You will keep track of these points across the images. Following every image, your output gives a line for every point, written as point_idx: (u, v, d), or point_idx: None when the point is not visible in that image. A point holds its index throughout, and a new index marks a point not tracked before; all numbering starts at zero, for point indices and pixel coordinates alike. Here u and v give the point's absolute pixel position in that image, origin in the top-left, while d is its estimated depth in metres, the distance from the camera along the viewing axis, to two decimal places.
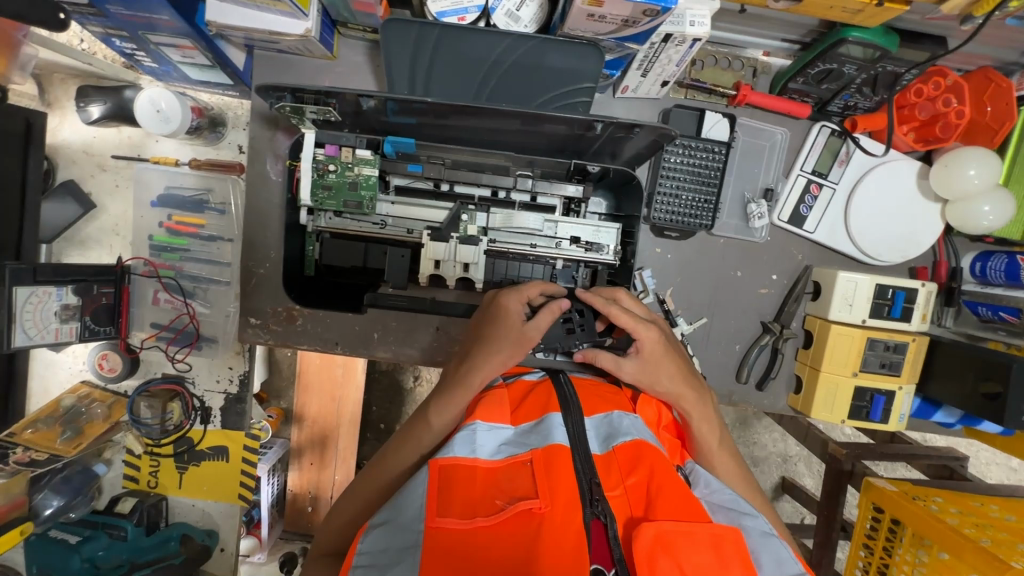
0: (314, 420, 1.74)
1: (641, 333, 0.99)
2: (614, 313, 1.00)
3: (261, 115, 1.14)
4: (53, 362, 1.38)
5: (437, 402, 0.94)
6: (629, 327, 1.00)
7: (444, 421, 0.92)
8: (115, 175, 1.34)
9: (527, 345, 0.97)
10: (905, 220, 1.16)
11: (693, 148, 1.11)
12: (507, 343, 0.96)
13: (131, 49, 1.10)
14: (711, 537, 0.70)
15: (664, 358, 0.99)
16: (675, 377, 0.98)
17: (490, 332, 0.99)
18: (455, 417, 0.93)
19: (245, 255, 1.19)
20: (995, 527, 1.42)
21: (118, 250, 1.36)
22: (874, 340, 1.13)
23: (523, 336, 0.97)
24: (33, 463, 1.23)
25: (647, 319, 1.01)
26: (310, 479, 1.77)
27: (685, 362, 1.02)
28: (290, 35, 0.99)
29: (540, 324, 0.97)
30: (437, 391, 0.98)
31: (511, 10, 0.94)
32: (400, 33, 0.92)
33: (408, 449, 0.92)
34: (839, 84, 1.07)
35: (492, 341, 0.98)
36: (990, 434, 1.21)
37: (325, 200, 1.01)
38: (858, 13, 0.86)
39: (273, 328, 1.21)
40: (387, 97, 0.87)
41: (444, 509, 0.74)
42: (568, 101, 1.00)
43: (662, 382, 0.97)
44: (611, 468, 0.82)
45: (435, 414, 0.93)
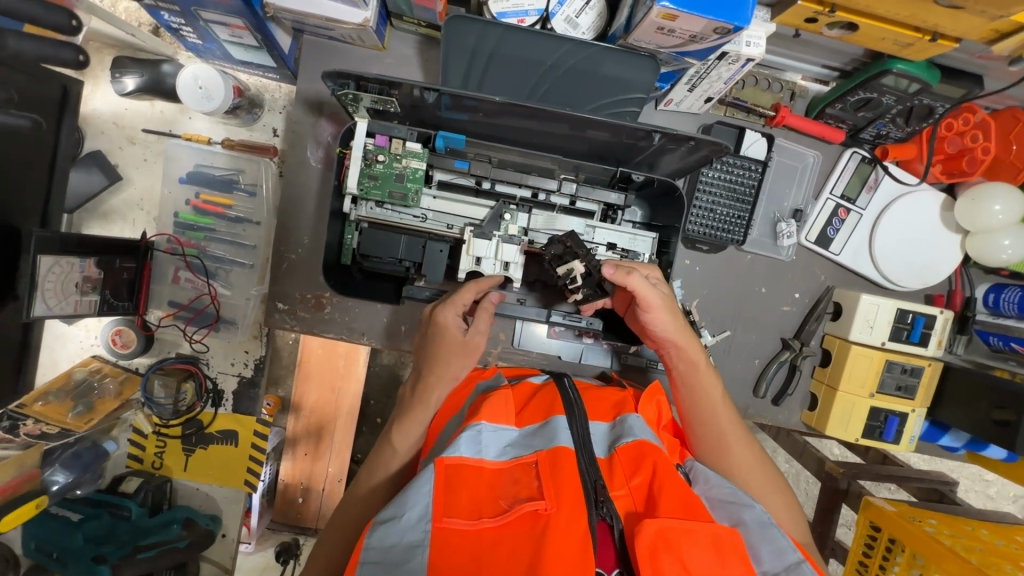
0: (312, 411, 1.50)
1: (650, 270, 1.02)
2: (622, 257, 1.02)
3: (305, 100, 1.14)
4: (63, 334, 1.35)
5: (396, 425, 0.99)
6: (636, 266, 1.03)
7: (406, 441, 0.97)
8: (145, 149, 1.32)
9: (475, 352, 1.01)
10: (927, 249, 1.20)
11: (731, 164, 1.14)
12: (453, 357, 0.99)
13: (178, 24, 1.09)
14: (711, 537, 0.75)
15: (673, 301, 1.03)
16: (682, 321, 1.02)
17: (431, 354, 1.00)
18: (418, 435, 0.98)
19: (278, 239, 1.18)
20: (986, 550, 1.47)
21: (141, 225, 1.34)
22: (892, 362, 1.17)
23: (467, 344, 1.01)
24: (43, 436, 1.19)
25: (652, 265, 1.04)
26: (303, 469, 1.52)
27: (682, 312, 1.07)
28: (348, 23, 1.00)
29: (481, 328, 1.00)
30: (398, 411, 1.02)
31: (570, 16, 0.96)
32: (462, 30, 0.92)
33: (379, 476, 0.96)
34: (875, 113, 1.10)
35: (436, 358, 1.00)
36: (992, 459, 1.26)
37: (370, 189, 1.01)
38: (908, 47, 0.89)
39: (300, 314, 1.20)
40: (448, 92, 0.88)
41: (451, 509, 0.80)
42: (617, 109, 1.03)
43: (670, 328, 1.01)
44: (616, 469, 0.89)
45: (398, 436, 0.97)
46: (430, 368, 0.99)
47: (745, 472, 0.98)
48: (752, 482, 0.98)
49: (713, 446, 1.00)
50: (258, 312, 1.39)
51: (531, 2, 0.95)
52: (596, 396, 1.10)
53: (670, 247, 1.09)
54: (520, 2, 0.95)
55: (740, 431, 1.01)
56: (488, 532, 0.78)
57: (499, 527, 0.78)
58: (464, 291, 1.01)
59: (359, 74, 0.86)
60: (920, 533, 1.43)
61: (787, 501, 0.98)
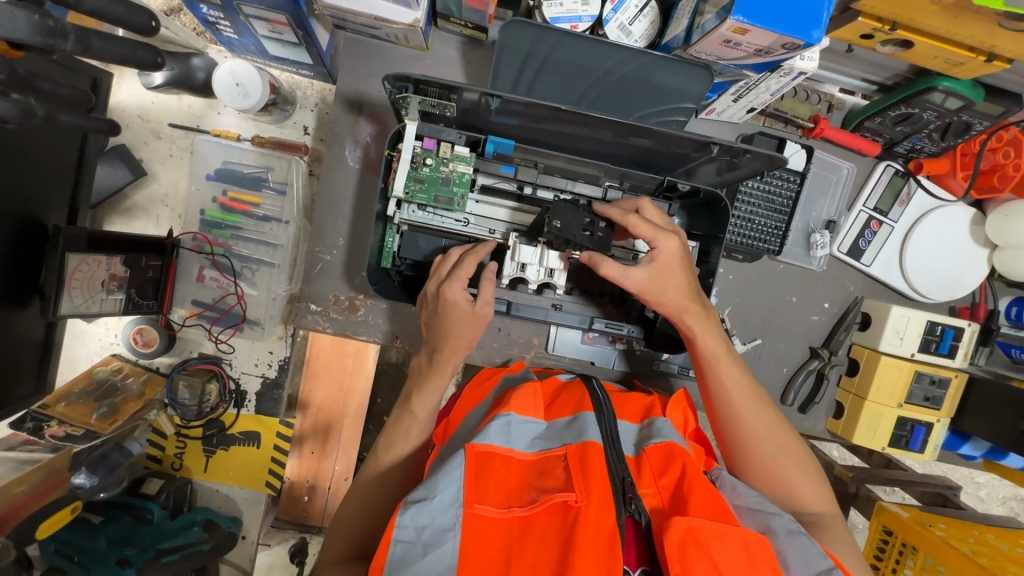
0: (319, 408, 1.38)
1: (660, 242, 0.93)
2: (634, 221, 0.93)
3: (345, 99, 1.13)
4: (83, 333, 1.32)
5: (415, 393, 1.01)
6: (646, 236, 0.94)
7: (425, 407, 1.00)
8: (171, 144, 1.29)
9: (484, 323, 0.99)
10: (956, 262, 1.22)
11: (769, 175, 1.15)
12: (464, 327, 0.97)
13: (216, 18, 1.07)
14: (742, 541, 0.75)
15: (678, 268, 0.95)
16: (682, 289, 0.96)
17: (440, 325, 0.99)
18: (435, 400, 1.00)
19: (313, 240, 1.16)
20: (998, 553, 1.50)
21: (166, 222, 1.31)
22: (921, 373, 1.19)
23: (476, 316, 0.97)
24: (68, 438, 1.17)
25: (667, 229, 0.96)
26: (308, 467, 1.40)
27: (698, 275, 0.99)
28: (398, 23, 0.99)
29: (489, 299, 0.97)
30: (416, 378, 1.04)
31: (624, 23, 0.96)
32: (518, 35, 0.92)
33: (400, 443, 0.99)
34: (913, 127, 1.12)
35: (445, 331, 0.98)
36: (1009, 468, 1.28)
37: (416, 193, 0.98)
38: (959, 65, 0.90)
39: (333, 316, 1.19)
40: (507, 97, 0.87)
41: (482, 497, 0.82)
42: (662, 119, 1.02)
43: (668, 293, 0.96)
44: (645, 468, 0.90)
45: (418, 403, 1.00)
46: (439, 337, 0.99)
47: (749, 445, 0.97)
48: (757, 456, 0.96)
49: (721, 412, 1.00)
50: (284, 312, 1.36)
51: (586, 7, 0.94)
52: (624, 399, 1.12)
53: (712, 258, 1.07)
54: (575, 7, 0.94)
55: (749, 399, 0.98)
56: (517, 522, 0.80)
57: (528, 517, 0.80)
58: (466, 262, 0.97)
59: (418, 77, 0.86)
60: (934, 538, 1.46)
61: (804, 470, 0.96)
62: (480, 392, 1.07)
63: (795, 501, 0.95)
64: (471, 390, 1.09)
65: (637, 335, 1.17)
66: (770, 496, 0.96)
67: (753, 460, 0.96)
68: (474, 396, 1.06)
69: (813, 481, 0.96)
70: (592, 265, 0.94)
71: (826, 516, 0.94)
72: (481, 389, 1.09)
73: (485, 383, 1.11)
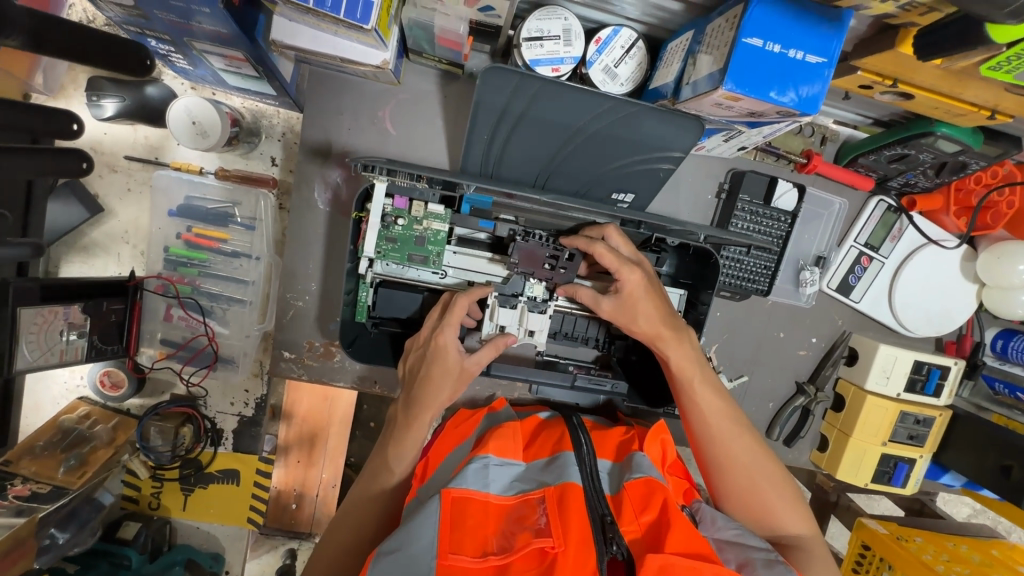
0: (303, 418, 1.33)
1: (623, 276, 0.89)
2: (597, 254, 0.88)
3: (313, 136, 1.05)
4: (46, 376, 1.26)
5: (392, 445, 0.96)
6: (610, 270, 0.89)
7: (403, 463, 0.96)
8: (128, 177, 1.21)
9: (469, 379, 0.95)
10: (944, 299, 1.20)
11: (759, 214, 1.12)
12: (448, 381, 0.93)
13: (166, 50, 0.98)
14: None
15: (645, 300, 0.91)
16: (654, 318, 0.91)
17: (424, 373, 0.93)
18: (416, 448, 0.96)
19: (284, 285, 1.11)
20: (962, 564, 1.53)
21: (127, 260, 1.24)
22: (906, 413, 1.18)
23: (462, 371, 0.94)
24: (34, 497, 1.11)
25: (631, 260, 0.91)
26: (295, 476, 1.35)
27: (669, 297, 0.93)
28: (366, 64, 0.91)
29: (482, 360, 0.93)
30: (392, 429, 0.98)
31: (608, 65, 0.90)
32: (500, 79, 0.84)
33: (370, 503, 0.93)
34: (907, 166, 1.07)
35: (427, 383, 0.93)
36: (988, 497, 1.29)
37: (388, 252, 0.94)
38: (960, 116, 0.85)
39: (308, 362, 1.14)
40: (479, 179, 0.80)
41: (456, 545, 0.81)
42: (645, 166, 0.99)
43: (638, 322, 0.92)
44: (625, 505, 0.90)
45: (397, 449, 0.96)
46: (422, 390, 0.93)
47: (726, 467, 0.95)
48: (734, 478, 0.95)
49: (697, 433, 0.97)
50: (259, 349, 1.32)
51: (567, 49, 0.88)
52: (602, 434, 1.15)
53: (701, 307, 1.03)
54: (556, 49, 0.87)
55: (725, 424, 0.95)
56: (495, 569, 0.79)
57: (507, 565, 0.79)
58: (457, 307, 0.92)
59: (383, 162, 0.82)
60: (910, 557, 1.48)
61: (780, 492, 0.94)
62: (462, 431, 1.06)
63: (771, 521, 0.94)
64: (450, 429, 1.08)
65: (620, 391, 1.13)
66: (744, 515, 0.95)
67: (729, 482, 0.95)
68: (455, 436, 1.04)
69: (790, 502, 0.94)
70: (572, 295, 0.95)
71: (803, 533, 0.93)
72: (460, 429, 1.08)
73: (466, 421, 1.10)
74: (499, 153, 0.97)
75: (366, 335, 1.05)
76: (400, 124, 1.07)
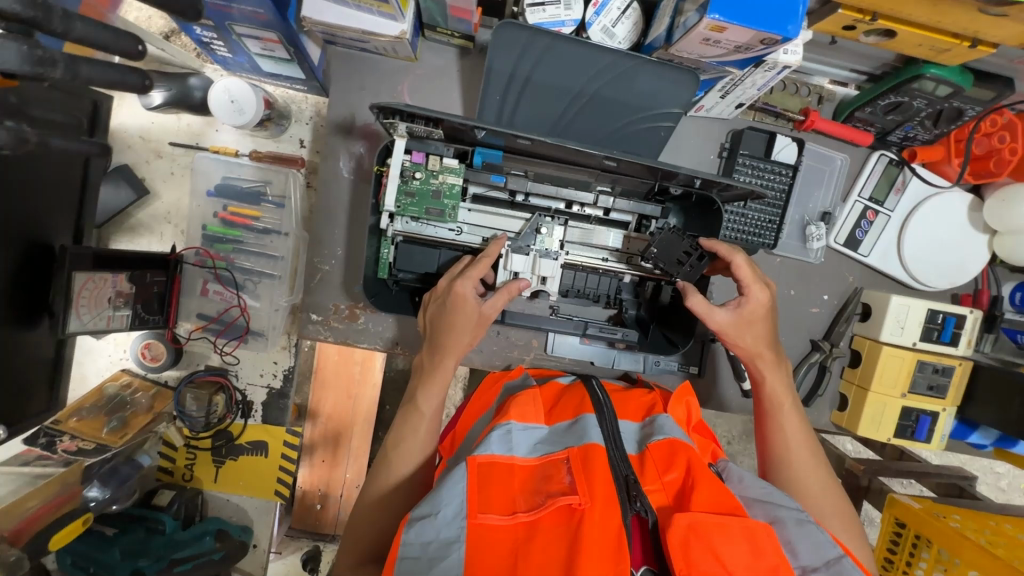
0: (328, 418, 1.46)
1: (752, 291, 1.01)
2: (737, 264, 1.00)
3: (337, 112, 1.15)
4: (92, 349, 1.35)
5: (419, 386, 1.00)
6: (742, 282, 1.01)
7: (431, 402, 0.98)
8: (171, 163, 1.33)
9: (486, 324, 1.00)
10: (955, 249, 1.21)
11: (761, 169, 1.15)
12: (468, 327, 0.97)
13: (210, 38, 1.10)
14: (744, 530, 0.73)
15: (759, 321, 1.01)
16: (759, 338, 1.02)
17: (446, 321, 0.98)
18: (441, 396, 0.99)
19: (311, 251, 1.19)
20: (1011, 543, 1.43)
21: (169, 238, 1.35)
22: (923, 362, 1.18)
23: (480, 316, 0.98)
24: (79, 452, 1.21)
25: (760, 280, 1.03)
26: (320, 477, 1.47)
27: (777, 329, 1.05)
28: (385, 35, 1.01)
29: (497, 303, 0.97)
30: (420, 373, 1.02)
31: (606, 26, 0.98)
32: (512, 35, 0.93)
33: (407, 442, 0.96)
34: (904, 116, 1.11)
35: (451, 327, 0.97)
36: (1021, 456, 1.26)
37: (407, 207, 1.00)
38: (945, 52, 0.90)
39: (333, 325, 1.21)
40: (493, 129, 0.88)
41: (485, 505, 0.78)
42: (647, 125, 1.05)
43: (745, 339, 1.01)
44: (648, 465, 0.85)
45: (422, 397, 0.98)
46: (445, 335, 0.97)
47: (803, 483, 0.96)
48: (813, 496, 0.95)
49: (775, 460, 1.00)
50: (287, 322, 1.38)
51: (568, 12, 0.96)
52: (624, 398, 1.09)
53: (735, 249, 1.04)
54: (557, 12, 0.96)
55: (806, 451, 0.99)
56: (523, 526, 0.76)
57: (534, 522, 0.76)
58: (479, 262, 0.99)
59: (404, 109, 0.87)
60: (949, 530, 1.39)
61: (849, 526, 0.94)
62: (483, 403, 1.05)
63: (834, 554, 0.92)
64: (475, 399, 1.07)
65: (631, 340, 1.19)
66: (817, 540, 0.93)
67: (806, 499, 0.95)
68: (479, 406, 1.04)
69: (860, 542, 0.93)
70: (683, 294, 1.02)
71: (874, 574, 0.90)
72: (482, 400, 1.06)
73: (487, 392, 1.08)
74: (508, 120, 1.05)
75: (388, 292, 1.13)
76: (418, 97, 1.15)
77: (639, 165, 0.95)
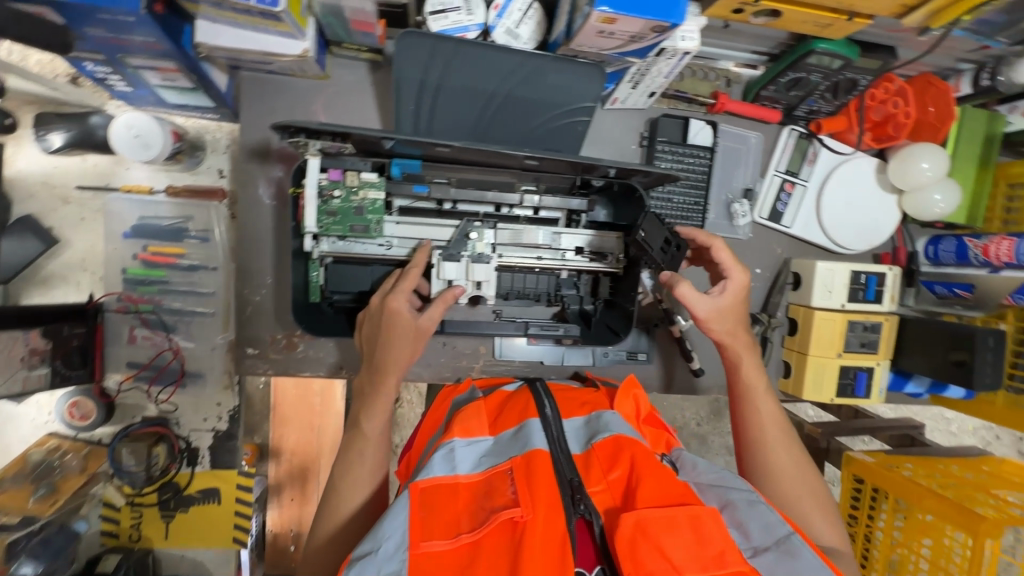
0: (291, 455, 1.63)
1: (733, 274, 1.05)
2: (716, 248, 1.06)
3: (250, 138, 1.12)
4: (13, 416, 1.27)
5: (363, 411, 0.96)
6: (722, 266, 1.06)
7: (377, 425, 0.94)
8: (80, 207, 1.26)
9: (426, 336, 0.98)
10: (870, 212, 1.28)
11: (681, 154, 1.19)
12: (407, 341, 0.95)
13: (104, 73, 1.04)
14: (689, 518, 0.72)
15: (739, 304, 1.05)
16: (737, 322, 1.05)
17: (383, 339, 0.95)
18: (386, 417, 0.96)
19: (240, 282, 1.14)
20: (959, 483, 1.51)
21: (87, 287, 1.27)
22: (853, 322, 1.23)
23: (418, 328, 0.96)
24: (4, 526, 1.12)
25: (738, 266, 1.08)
26: (290, 516, 1.65)
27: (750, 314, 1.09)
28: (287, 55, 0.98)
29: (433, 314, 0.96)
30: (361, 398, 0.98)
31: (510, 27, 0.99)
32: (415, 46, 0.94)
33: (355, 471, 0.92)
34: (804, 91, 1.17)
35: (390, 344, 0.95)
36: (954, 399, 1.33)
37: (330, 226, 0.98)
38: (828, 26, 0.95)
39: (272, 357, 1.17)
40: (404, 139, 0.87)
41: (429, 531, 0.76)
42: (564, 121, 1.07)
43: (727, 323, 1.04)
44: (593, 464, 0.84)
45: (367, 422, 0.94)
46: (385, 352, 0.95)
47: (775, 468, 0.96)
48: (785, 477, 0.95)
49: (749, 444, 1.01)
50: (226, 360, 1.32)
51: (471, 17, 0.96)
52: (571, 396, 1.06)
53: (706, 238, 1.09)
54: (460, 18, 0.96)
55: (780, 431, 1.00)
56: (467, 548, 0.74)
57: (476, 542, 0.74)
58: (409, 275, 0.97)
59: (306, 126, 0.85)
60: (903, 479, 1.43)
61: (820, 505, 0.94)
62: (434, 422, 1.02)
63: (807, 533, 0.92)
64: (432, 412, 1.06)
65: (574, 334, 1.20)
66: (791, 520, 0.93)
67: (778, 480, 0.95)
68: (433, 423, 1.03)
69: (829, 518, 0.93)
70: (670, 285, 1.01)
71: (842, 555, 0.90)
72: (434, 416, 1.04)
73: (437, 409, 1.06)
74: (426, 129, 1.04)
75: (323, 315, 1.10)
76: (333, 115, 1.13)
77: (558, 162, 0.97)
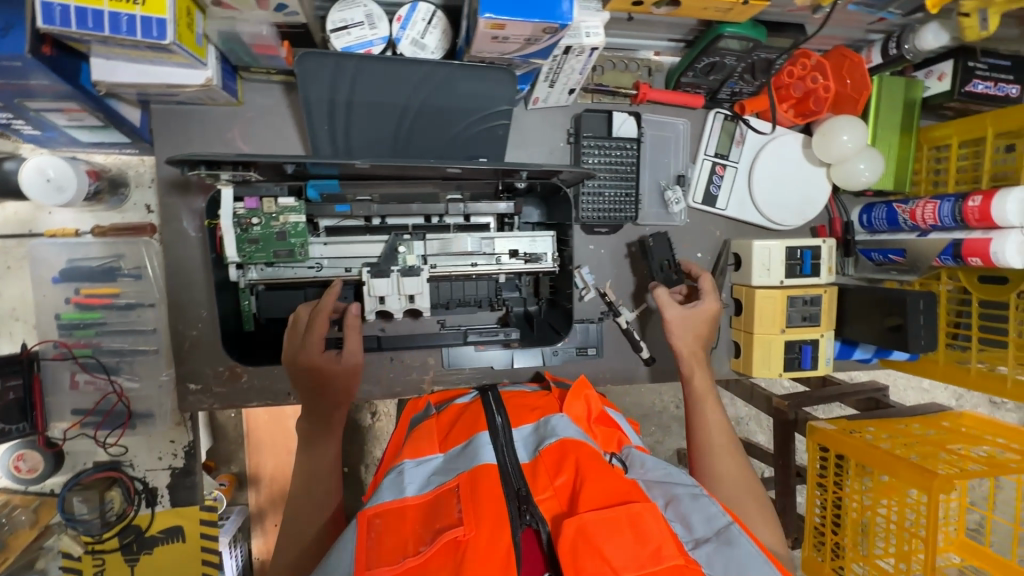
0: (271, 479, 1.64)
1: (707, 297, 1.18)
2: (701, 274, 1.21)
3: (168, 170, 1.09)
4: None
5: (302, 449, 0.98)
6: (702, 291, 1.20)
7: (327, 460, 0.96)
8: (6, 256, 1.23)
9: (358, 369, 1.03)
10: (801, 187, 1.30)
11: (608, 147, 1.19)
12: (344, 379, 1.01)
13: (7, 119, 1.01)
14: (629, 517, 0.72)
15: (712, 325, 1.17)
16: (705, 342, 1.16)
17: (316, 381, 1.00)
18: (334, 452, 0.98)
19: (174, 318, 1.13)
20: (919, 442, 1.53)
21: (21, 336, 1.24)
22: (793, 297, 1.25)
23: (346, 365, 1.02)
24: None
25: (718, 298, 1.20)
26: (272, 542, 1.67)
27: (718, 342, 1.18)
28: (191, 85, 0.96)
29: (356, 347, 1.01)
30: (303, 438, 0.99)
31: (415, 38, 0.98)
32: (317, 65, 0.92)
33: (307, 507, 0.90)
34: (723, 74, 1.18)
35: (329, 384, 1.01)
36: (902, 361, 1.35)
37: (253, 254, 0.98)
38: (728, 11, 0.96)
39: (216, 390, 1.15)
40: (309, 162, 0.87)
41: (373, 560, 0.73)
42: (483, 127, 1.06)
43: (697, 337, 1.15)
44: (540, 471, 0.84)
45: (308, 459, 0.96)
46: (325, 395, 1.00)
47: (720, 474, 0.98)
48: (729, 479, 0.97)
49: (697, 449, 1.03)
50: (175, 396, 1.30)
51: (374, 32, 0.96)
52: (523, 403, 1.07)
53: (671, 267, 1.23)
54: (362, 34, 0.96)
55: (725, 437, 1.04)
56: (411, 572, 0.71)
57: (421, 567, 0.71)
58: (319, 320, 0.99)
59: (205, 157, 0.84)
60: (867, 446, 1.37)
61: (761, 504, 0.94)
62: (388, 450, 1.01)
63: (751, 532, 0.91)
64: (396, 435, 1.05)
65: (514, 338, 1.20)
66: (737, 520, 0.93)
67: (722, 483, 0.97)
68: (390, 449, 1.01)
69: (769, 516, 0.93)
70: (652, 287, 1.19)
71: (781, 554, 0.89)
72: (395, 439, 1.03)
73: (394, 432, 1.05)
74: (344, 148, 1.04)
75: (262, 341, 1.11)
76: (252, 140, 1.12)
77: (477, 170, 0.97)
